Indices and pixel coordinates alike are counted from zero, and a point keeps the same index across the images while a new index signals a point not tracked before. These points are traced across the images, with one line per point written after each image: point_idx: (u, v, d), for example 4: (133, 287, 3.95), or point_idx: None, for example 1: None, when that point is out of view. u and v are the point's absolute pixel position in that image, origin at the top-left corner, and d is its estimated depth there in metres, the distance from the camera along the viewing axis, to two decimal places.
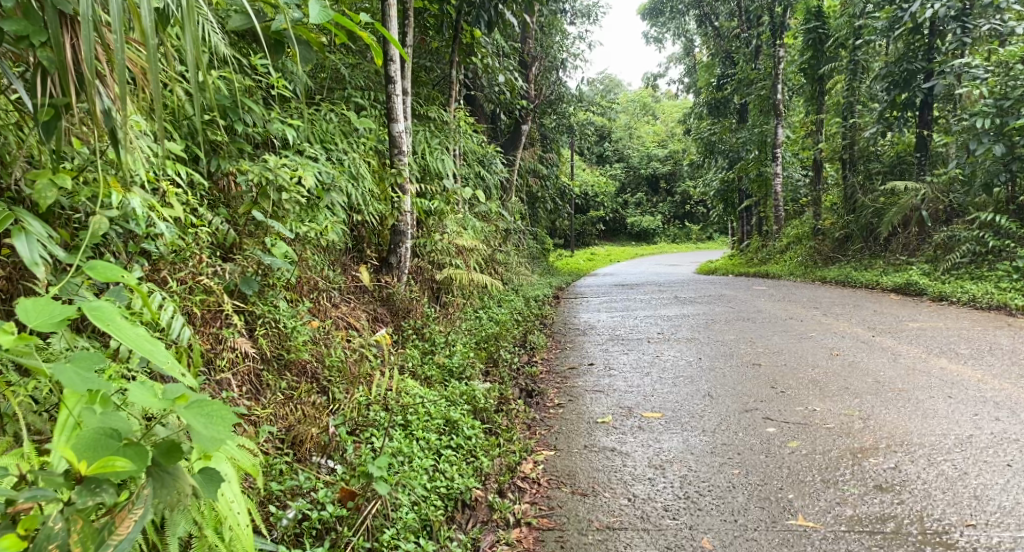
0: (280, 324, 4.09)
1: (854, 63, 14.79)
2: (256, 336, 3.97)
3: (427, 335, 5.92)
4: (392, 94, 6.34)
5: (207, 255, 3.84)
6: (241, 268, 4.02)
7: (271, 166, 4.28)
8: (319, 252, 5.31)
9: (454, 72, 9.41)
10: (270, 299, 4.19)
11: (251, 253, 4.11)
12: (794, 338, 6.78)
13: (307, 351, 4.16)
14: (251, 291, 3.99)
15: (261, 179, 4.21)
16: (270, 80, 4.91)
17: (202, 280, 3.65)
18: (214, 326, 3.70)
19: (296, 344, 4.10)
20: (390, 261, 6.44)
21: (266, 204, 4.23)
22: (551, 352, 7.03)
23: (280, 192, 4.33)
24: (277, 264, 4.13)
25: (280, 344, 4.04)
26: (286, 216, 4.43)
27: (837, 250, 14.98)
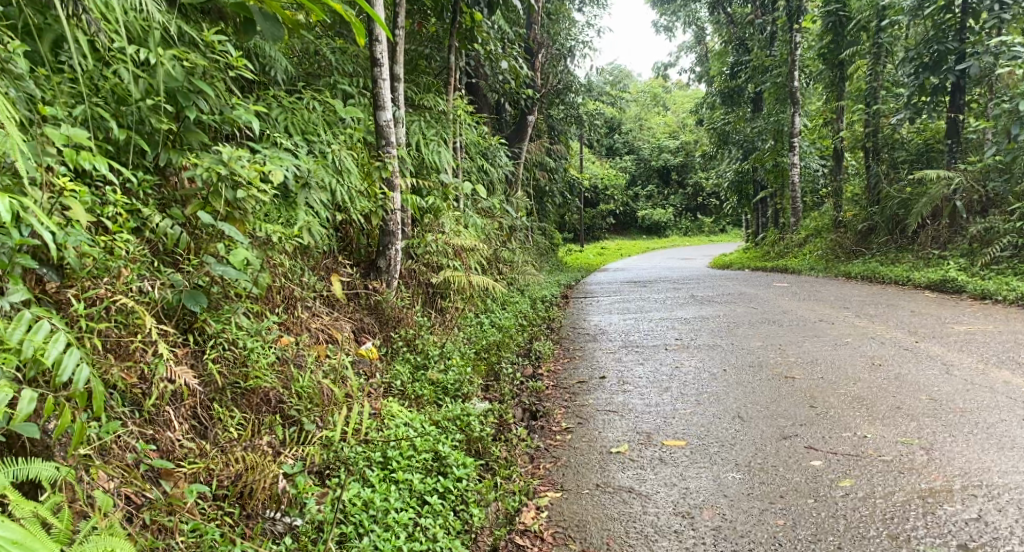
0: (239, 345, 3.52)
1: (878, 46, 14.05)
2: (204, 361, 3.39)
3: (419, 348, 5.32)
4: (379, 81, 5.76)
5: (139, 269, 3.29)
6: (185, 282, 3.42)
7: (224, 157, 3.69)
8: (292, 257, 4.74)
9: (453, 58, 8.80)
10: (226, 315, 3.60)
11: (201, 263, 3.52)
12: (828, 344, 6.15)
13: (270, 375, 3.57)
14: (198, 307, 3.37)
15: (210, 174, 3.63)
16: (230, 59, 4.30)
17: (119, 300, 3.07)
18: (143, 354, 3.11)
19: (256, 368, 3.52)
20: (378, 264, 5.83)
21: (217, 204, 3.65)
22: (558, 362, 6.41)
23: (236, 189, 3.73)
24: (231, 274, 3.50)
25: (235, 368, 3.48)
26: (247, 217, 3.84)
27: (860, 243, 14.28)
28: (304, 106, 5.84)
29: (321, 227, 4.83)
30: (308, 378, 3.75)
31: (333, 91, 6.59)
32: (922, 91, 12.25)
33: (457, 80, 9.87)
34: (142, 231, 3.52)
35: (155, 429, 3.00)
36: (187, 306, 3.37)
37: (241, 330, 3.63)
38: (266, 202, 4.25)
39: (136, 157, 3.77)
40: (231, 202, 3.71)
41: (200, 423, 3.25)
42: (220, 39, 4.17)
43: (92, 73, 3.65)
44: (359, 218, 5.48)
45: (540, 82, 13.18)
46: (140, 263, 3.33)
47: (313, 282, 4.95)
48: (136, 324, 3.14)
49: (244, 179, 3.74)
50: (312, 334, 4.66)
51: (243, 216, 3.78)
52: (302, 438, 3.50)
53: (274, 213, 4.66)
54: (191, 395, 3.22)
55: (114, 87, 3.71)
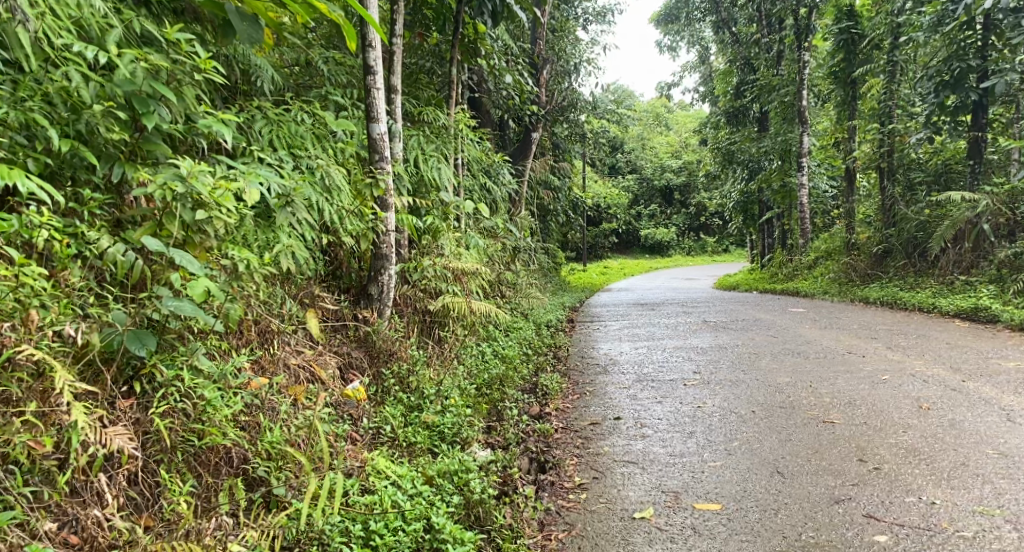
0: (200, 395, 3.04)
1: (892, 64, 13.56)
2: (146, 418, 2.90)
3: (413, 386, 4.77)
4: (372, 92, 5.20)
5: (62, 311, 2.85)
6: (127, 324, 2.93)
7: (185, 173, 3.16)
8: (267, 284, 4.21)
9: (455, 70, 8.32)
10: (183, 359, 3.08)
11: (150, 300, 3.00)
12: (862, 382, 5.59)
13: (232, 429, 3.07)
14: (141, 350, 2.88)
15: (164, 193, 3.09)
16: (198, 61, 3.73)
17: (25, 352, 2.64)
18: (57, 415, 2.69)
19: (215, 420, 3.03)
20: (370, 291, 5.26)
21: (172, 227, 3.11)
22: (566, 397, 5.85)
23: (195, 211, 3.19)
24: (184, 312, 2.97)
25: (190, 421, 2.99)
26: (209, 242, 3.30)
27: (875, 266, 13.77)
28: (292, 120, 5.36)
29: (303, 254, 4.33)
30: (279, 432, 3.23)
31: (324, 103, 6.09)
32: (941, 111, 11.78)
33: (458, 94, 9.39)
34: (86, 258, 3.03)
35: (77, 510, 2.63)
36: (131, 349, 2.89)
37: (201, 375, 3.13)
38: (237, 222, 3.74)
39: (85, 173, 3.23)
40: (192, 223, 3.18)
41: (138, 494, 2.82)
42: (186, 37, 3.61)
43: (36, 73, 3.14)
44: (349, 244, 4.97)
45: (544, 98, 12.71)
46: (68, 302, 2.89)
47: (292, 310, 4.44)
48: (49, 377, 2.70)
49: (207, 199, 3.22)
50: (290, 374, 4.15)
51: (206, 240, 3.27)
52: (270, 504, 3.02)
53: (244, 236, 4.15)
54: (129, 461, 2.80)
55: (62, 89, 3.20)
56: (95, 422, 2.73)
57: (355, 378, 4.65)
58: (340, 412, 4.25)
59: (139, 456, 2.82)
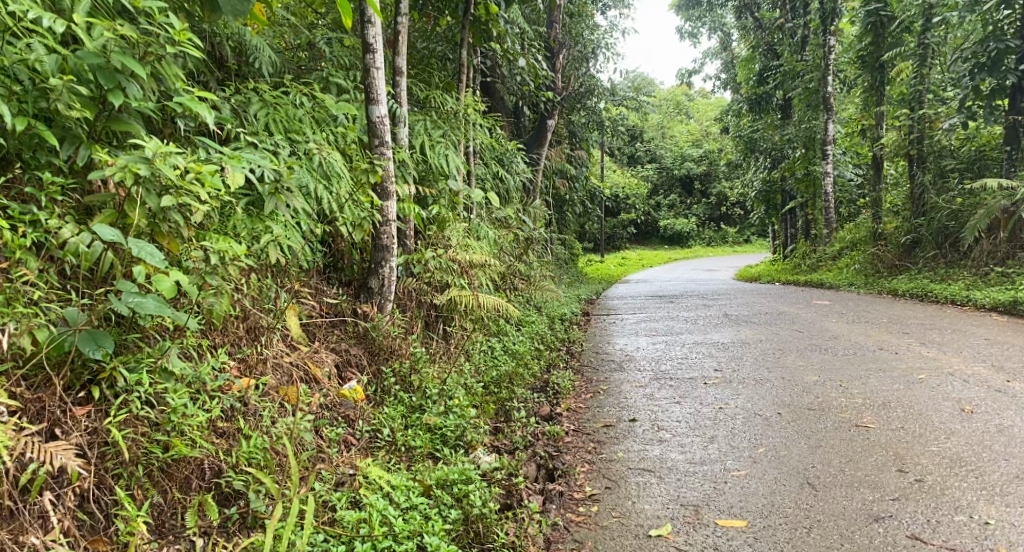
0: (166, 397, 2.88)
1: (924, 46, 13.03)
2: (99, 430, 2.72)
3: (415, 385, 4.47)
4: (371, 72, 4.88)
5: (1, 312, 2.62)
6: (82, 326, 2.73)
7: (151, 154, 2.95)
8: (256, 277, 3.94)
9: (465, 54, 7.99)
10: (150, 364, 2.87)
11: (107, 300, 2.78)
12: (896, 381, 5.23)
13: (202, 441, 2.87)
14: (95, 353, 2.67)
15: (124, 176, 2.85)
16: (171, 35, 3.38)
17: None
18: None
19: (179, 432, 2.84)
20: (370, 284, 4.96)
21: (134, 216, 2.92)
22: (579, 397, 5.54)
23: (159, 196, 3.00)
24: (146, 310, 2.75)
25: (153, 432, 2.81)
26: (167, 233, 3.07)
27: (903, 257, 13.31)
28: (289, 102, 5.07)
29: (292, 245, 4.03)
30: (256, 442, 3.02)
31: (326, 85, 5.79)
32: (976, 94, 11.28)
33: (470, 78, 9.06)
34: (43, 250, 2.81)
35: (9, 537, 2.41)
36: (85, 351, 2.69)
37: (172, 378, 2.92)
38: (216, 209, 3.48)
39: (46, 155, 3.00)
40: (156, 212, 3.01)
41: (87, 518, 2.60)
42: (156, 5, 3.26)
43: None
44: (347, 236, 4.67)
45: (560, 84, 12.34)
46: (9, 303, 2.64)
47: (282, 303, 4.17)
48: None
49: (174, 184, 3.03)
50: (282, 373, 3.87)
51: (175, 230, 3.10)
52: (247, 522, 2.83)
53: (223, 224, 3.85)
54: (78, 478, 2.59)
55: (22, 63, 2.92)
56: (33, 439, 2.54)
57: (354, 376, 4.35)
58: (336, 414, 3.96)
59: (88, 473, 2.61)
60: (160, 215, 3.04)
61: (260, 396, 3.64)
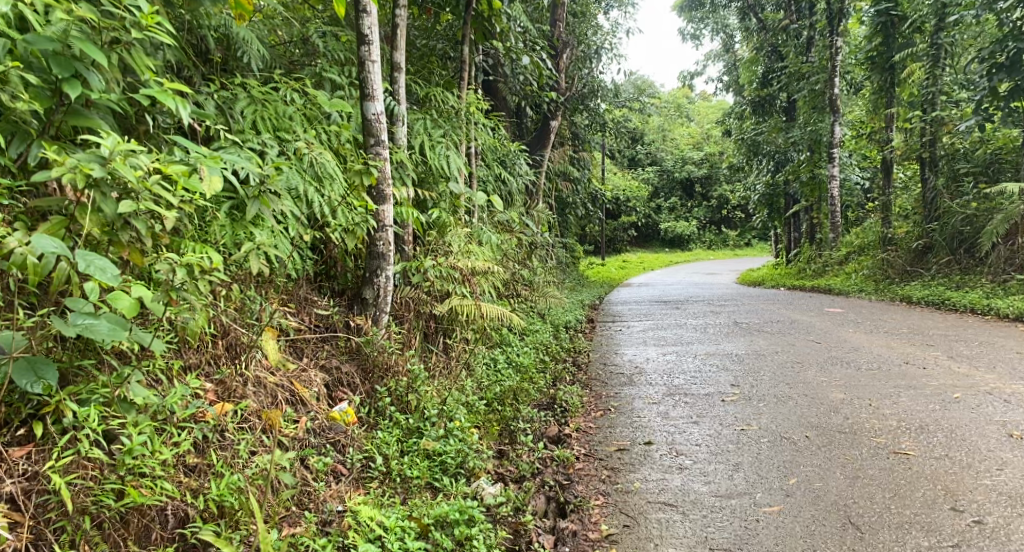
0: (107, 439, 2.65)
1: (936, 47, 12.62)
2: (41, 477, 2.48)
3: (413, 406, 4.10)
4: (366, 66, 4.46)
5: None
6: (20, 352, 2.45)
7: (107, 153, 2.62)
8: (236, 291, 3.58)
9: (466, 51, 7.61)
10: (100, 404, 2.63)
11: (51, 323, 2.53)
12: (931, 400, 4.91)
13: (162, 487, 2.61)
14: (29, 385, 2.40)
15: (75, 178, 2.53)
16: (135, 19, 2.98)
17: None
18: None
19: (133, 477, 2.60)
20: (364, 295, 4.58)
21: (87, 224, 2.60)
22: (588, 414, 5.16)
23: (116, 203, 2.67)
24: (98, 331, 2.45)
25: (106, 476, 2.55)
26: (124, 242, 2.72)
27: (914, 263, 12.97)
28: (279, 99, 4.72)
29: (276, 253, 3.66)
30: (224, 483, 2.74)
31: (319, 82, 5.42)
32: (993, 96, 10.90)
33: (470, 77, 8.68)
34: None
35: None
36: (20, 384, 2.41)
37: (132, 409, 2.70)
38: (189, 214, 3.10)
39: None
40: (115, 219, 2.67)
41: None
42: None
43: None
44: (340, 244, 4.29)
45: (563, 85, 11.95)
46: None
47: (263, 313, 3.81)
48: None
49: (138, 187, 2.68)
50: (265, 393, 3.51)
51: (137, 239, 2.77)
52: None
53: (196, 231, 3.48)
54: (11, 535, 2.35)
55: None
56: None
57: (346, 396, 3.98)
58: (325, 440, 3.59)
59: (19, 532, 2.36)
60: (118, 225, 2.71)
61: (239, 421, 3.28)
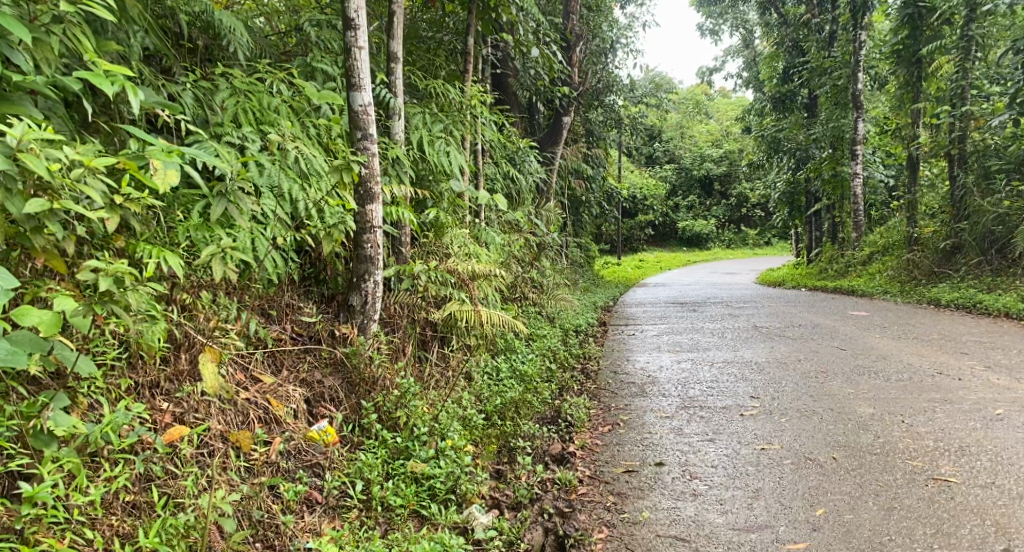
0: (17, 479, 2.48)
1: (967, 40, 12.07)
2: None
3: (402, 423, 3.73)
4: (354, 53, 4.11)
5: None
6: None
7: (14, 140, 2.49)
8: (197, 300, 3.26)
9: (471, 43, 7.26)
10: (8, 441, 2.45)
11: None
12: (970, 418, 4.56)
13: (78, 531, 2.46)
14: None
15: None
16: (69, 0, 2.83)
17: None
18: None
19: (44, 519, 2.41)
20: (350, 302, 4.19)
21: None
22: (595, 429, 4.78)
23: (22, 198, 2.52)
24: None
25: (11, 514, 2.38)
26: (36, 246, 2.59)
27: (942, 263, 12.48)
28: (264, 90, 4.40)
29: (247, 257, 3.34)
30: (159, 526, 2.57)
31: (311, 73, 5.09)
32: None
33: (477, 71, 8.33)
34: None
35: None
36: None
37: (52, 442, 2.53)
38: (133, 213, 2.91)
39: None
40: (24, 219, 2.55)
41: None
42: None
43: None
44: (324, 248, 3.96)
45: (577, 80, 11.58)
46: None
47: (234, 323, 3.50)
48: None
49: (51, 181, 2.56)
50: (232, 414, 3.19)
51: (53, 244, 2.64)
52: None
53: (154, 234, 3.17)
54: None
55: None
56: None
57: (329, 413, 3.65)
58: (300, 464, 3.24)
59: None
60: (32, 220, 2.58)
61: (196, 446, 2.97)
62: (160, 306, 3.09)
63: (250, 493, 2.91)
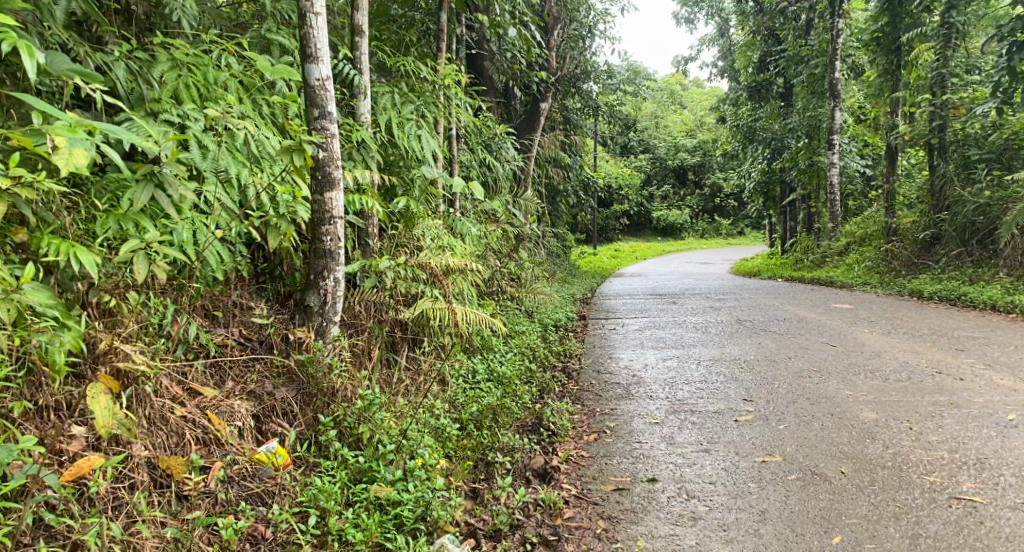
0: None
1: (948, 26, 11.77)
2: None
3: (365, 440, 3.30)
4: (309, 21, 3.63)
5: None
6: None
7: None
8: (114, 302, 2.84)
9: (442, 20, 6.77)
10: None
11: None
12: (983, 424, 4.23)
13: None
14: None
15: None
16: None
17: None
18: None
19: None
20: (306, 302, 3.71)
21: None
22: (579, 439, 4.36)
23: None
24: None
25: None
26: None
27: (922, 254, 12.26)
28: (211, 62, 3.92)
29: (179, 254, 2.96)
30: None
31: (267, 46, 4.61)
32: (1013, 76, 10.11)
33: (450, 51, 7.83)
34: None
35: None
36: None
37: None
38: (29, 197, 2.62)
39: None
40: None
41: None
42: None
43: None
44: (274, 242, 3.51)
45: (554, 64, 11.14)
46: None
47: (168, 328, 3.06)
48: None
49: None
50: (162, 435, 2.76)
51: None
52: None
53: (62, 228, 2.77)
54: None
55: None
56: None
57: (281, 429, 3.21)
58: (244, 491, 2.80)
59: None
60: None
61: (111, 479, 2.56)
62: (70, 310, 2.72)
63: (175, 537, 2.50)
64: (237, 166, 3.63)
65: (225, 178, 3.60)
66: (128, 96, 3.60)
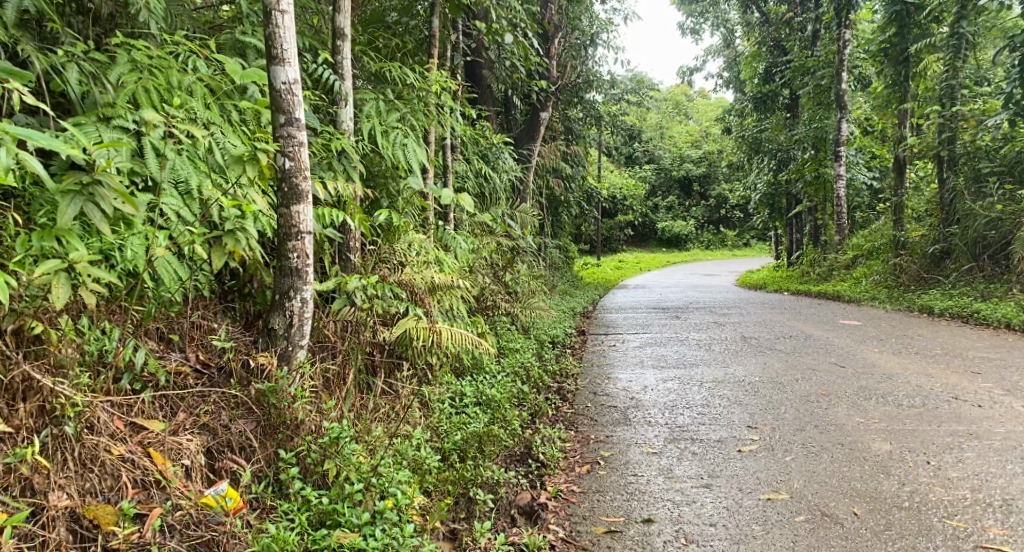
0: None
1: (958, 37, 11.44)
2: None
3: (331, 477, 3.01)
4: (274, 19, 3.36)
5: None
6: None
7: None
8: (39, 332, 2.60)
9: (435, 26, 6.50)
10: None
11: None
12: (1007, 459, 3.92)
13: None
14: None
15: None
16: None
17: None
18: None
19: None
20: (271, 325, 3.42)
21: None
22: (571, 470, 4.06)
23: None
24: None
25: None
26: None
27: (931, 268, 11.92)
28: (176, 65, 3.65)
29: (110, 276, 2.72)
30: None
31: (242, 50, 4.35)
32: None
33: (444, 57, 7.55)
34: None
35: None
36: None
37: None
38: None
39: None
40: None
41: None
42: None
43: None
44: (219, 260, 3.19)
45: (555, 73, 10.88)
46: None
47: (110, 356, 2.82)
48: None
49: None
50: (93, 480, 2.55)
51: None
52: None
53: None
54: None
55: None
56: None
57: (237, 466, 2.92)
58: (183, 542, 2.54)
59: None
60: None
61: (18, 537, 2.34)
62: None
63: None
64: (198, 178, 3.37)
65: (185, 191, 3.34)
66: (80, 100, 3.32)
